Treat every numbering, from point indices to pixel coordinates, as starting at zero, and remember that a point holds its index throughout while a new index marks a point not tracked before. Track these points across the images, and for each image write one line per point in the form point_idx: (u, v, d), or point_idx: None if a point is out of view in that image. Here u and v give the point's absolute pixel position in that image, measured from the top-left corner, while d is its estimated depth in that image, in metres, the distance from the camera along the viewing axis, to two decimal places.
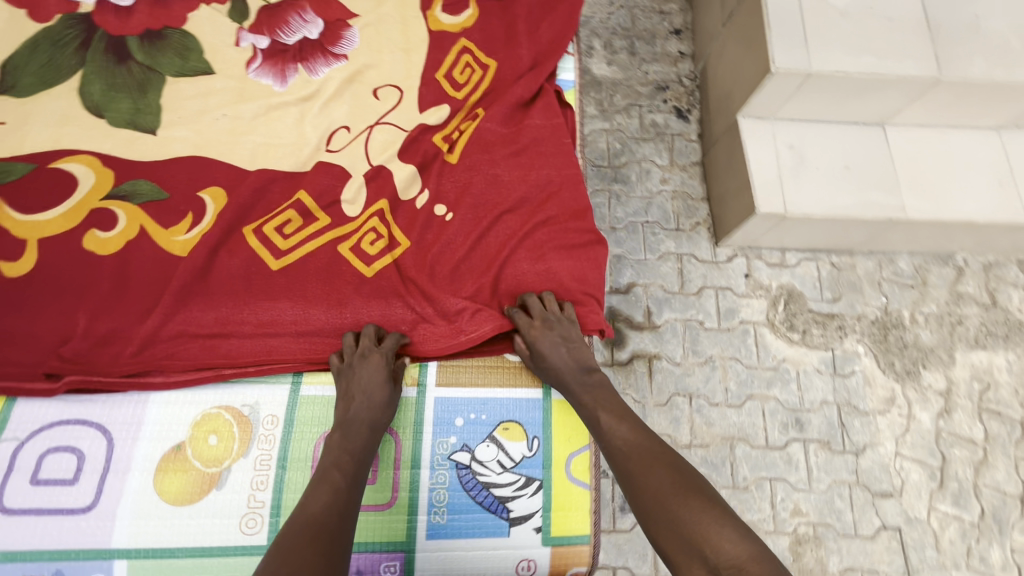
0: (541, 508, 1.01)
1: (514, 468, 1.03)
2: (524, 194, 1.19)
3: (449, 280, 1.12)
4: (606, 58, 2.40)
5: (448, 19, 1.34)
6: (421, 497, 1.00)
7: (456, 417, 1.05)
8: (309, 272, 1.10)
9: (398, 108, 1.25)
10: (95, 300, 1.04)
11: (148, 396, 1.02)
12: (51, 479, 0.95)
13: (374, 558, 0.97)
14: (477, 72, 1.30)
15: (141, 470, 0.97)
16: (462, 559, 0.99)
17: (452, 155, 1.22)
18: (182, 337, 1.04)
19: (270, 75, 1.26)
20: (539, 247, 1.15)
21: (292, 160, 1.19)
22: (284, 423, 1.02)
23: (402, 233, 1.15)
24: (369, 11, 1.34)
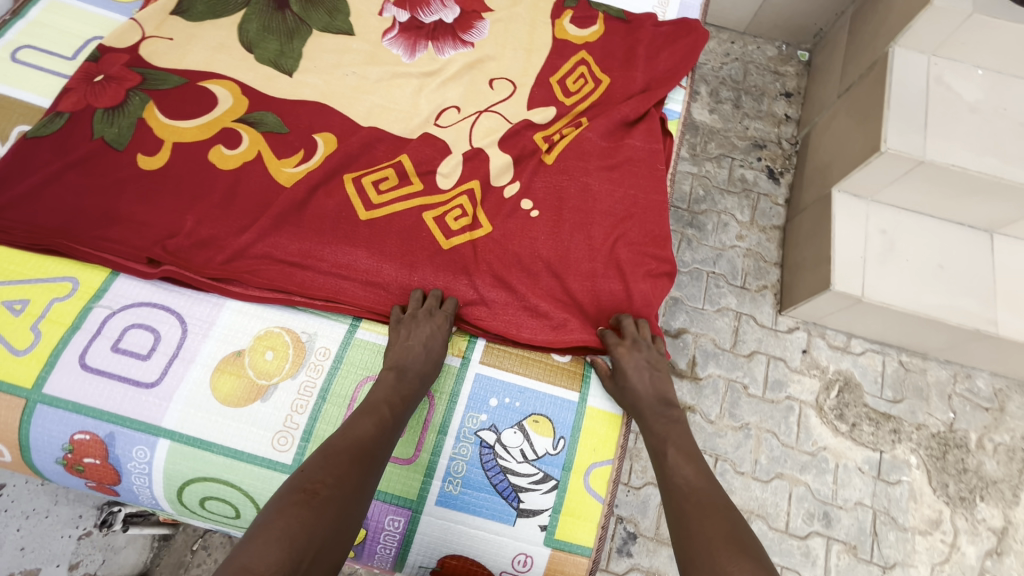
0: (550, 509, 1.01)
1: (534, 462, 1.02)
2: (607, 208, 1.21)
3: (517, 270, 1.15)
4: (709, 105, 2.41)
5: (574, 31, 1.40)
6: (439, 464, 1.02)
7: (491, 396, 1.07)
8: (391, 230, 1.16)
9: (509, 102, 1.31)
10: (204, 207, 1.14)
11: (225, 301, 1.10)
12: (129, 351, 1.04)
13: (387, 509, 1.01)
14: (590, 85, 1.34)
15: (202, 364, 1.05)
16: (465, 535, 1.00)
17: (549, 155, 1.26)
18: (266, 259, 1.12)
19: (401, 49, 1.35)
20: (610, 263, 1.16)
21: (402, 126, 1.27)
22: (335, 357, 1.07)
23: (486, 217, 1.19)
24: (502, 9, 1.41)
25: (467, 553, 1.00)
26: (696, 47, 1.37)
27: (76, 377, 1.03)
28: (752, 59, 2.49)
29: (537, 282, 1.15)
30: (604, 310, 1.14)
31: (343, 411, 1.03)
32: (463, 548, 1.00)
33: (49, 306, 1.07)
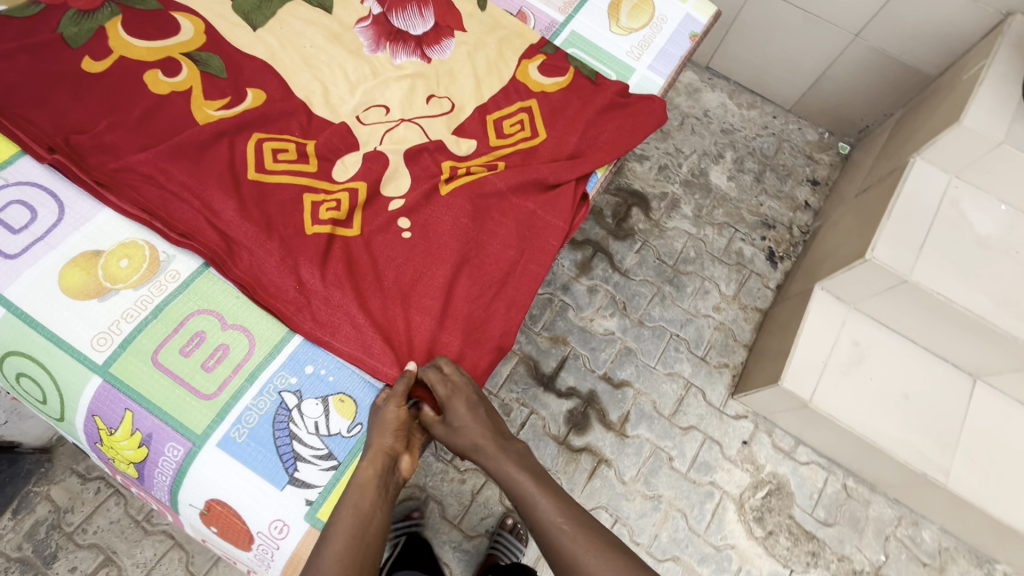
0: (324, 486, 0.79)
1: (323, 438, 0.81)
2: (482, 264, 0.93)
3: (355, 299, 0.86)
4: (730, 171, 2.31)
5: (544, 75, 1.06)
6: (232, 410, 0.80)
7: (314, 362, 0.84)
8: (267, 205, 0.90)
9: (440, 122, 1.00)
10: (63, 65, 0.94)
11: (50, 176, 0.88)
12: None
13: (167, 438, 0.79)
14: (526, 129, 1.02)
15: (18, 247, 0.83)
16: (227, 489, 0.78)
17: (448, 182, 0.95)
18: (112, 150, 0.89)
19: (361, 38, 1.05)
20: (457, 346, 0.87)
21: (324, 108, 0.98)
22: (185, 284, 0.85)
23: (361, 218, 0.91)
24: (489, 19, 1.10)
25: (226, 505, 0.79)
26: (678, 68, 1.17)
27: None
28: (788, 137, 2.37)
29: (368, 327, 0.85)
30: (465, 334, 0.88)
31: (175, 340, 0.81)
32: (225, 500, 0.78)
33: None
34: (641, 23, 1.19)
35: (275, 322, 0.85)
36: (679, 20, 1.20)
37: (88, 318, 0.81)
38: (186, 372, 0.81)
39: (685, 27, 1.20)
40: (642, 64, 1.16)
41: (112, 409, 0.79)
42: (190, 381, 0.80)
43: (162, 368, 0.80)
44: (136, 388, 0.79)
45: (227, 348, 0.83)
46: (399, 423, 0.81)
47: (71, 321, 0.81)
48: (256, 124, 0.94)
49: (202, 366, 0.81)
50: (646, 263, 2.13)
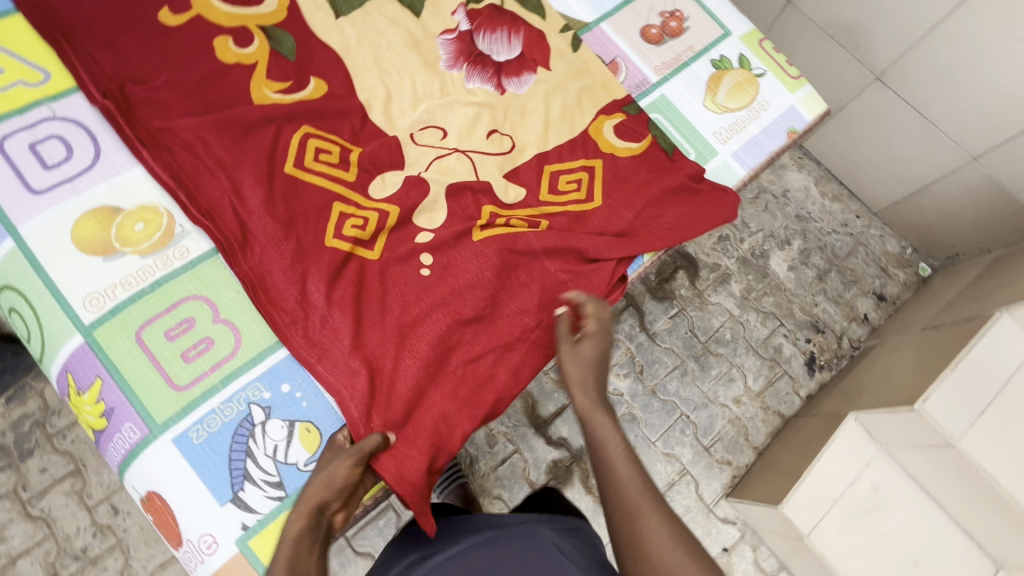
0: (264, 514, 0.75)
1: (278, 464, 0.77)
2: (494, 324, 0.86)
3: (352, 330, 0.80)
4: (793, 259, 2.07)
5: (619, 137, 0.98)
6: (197, 409, 0.77)
7: (291, 382, 0.80)
8: (292, 203, 0.85)
9: (494, 162, 0.93)
10: (142, 10, 0.92)
11: (98, 120, 0.86)
12: (28, 156, 0.82)
13: (126, 417, 0.76)
14: (581, 194, 0.94)
15: (45, 183, 0.82)
16: (169, 487, 0.75)
17: (484, 230, 0.88)
18: (163, 109, 0.87)
19: (439, 51, 0.99)
20: (445, 405, 0.80)
21: (382, 116, 0.93)
22: (190, 265, 0.82)
23: (383, 243, 0.86)
24: (577, 62, 1.02)
25: (164, 502, 0.75)
26: (764, 163, 1.07)
27: None
28: (868, 242, 2.09)
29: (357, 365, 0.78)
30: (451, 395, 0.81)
31: (162, 321, 0.79)
32: (164, 498, 0.75)
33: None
34: (739, 104, 1.09)
35: (266, 328, 0.81)
36: (781, 110, 1.11)
37: (87, 273, 0.79)
38: (165, 356, 0.78)
39: (785, 120, 1.10)
40: (727, 149, 1.07)
41: (85, 371, 0.77)
42: (165, 366, 0.78)
43: (142, 345, 0.78)
44: (112, 359, 0.77)
45: (210, 342, 0.79)
46: (349, 479, 0.73)
47: (71, 272, 0.79)
48: (309, 118, 0.90)
49: (181, 354, 0.78)
50: (675, 331, 1.97)
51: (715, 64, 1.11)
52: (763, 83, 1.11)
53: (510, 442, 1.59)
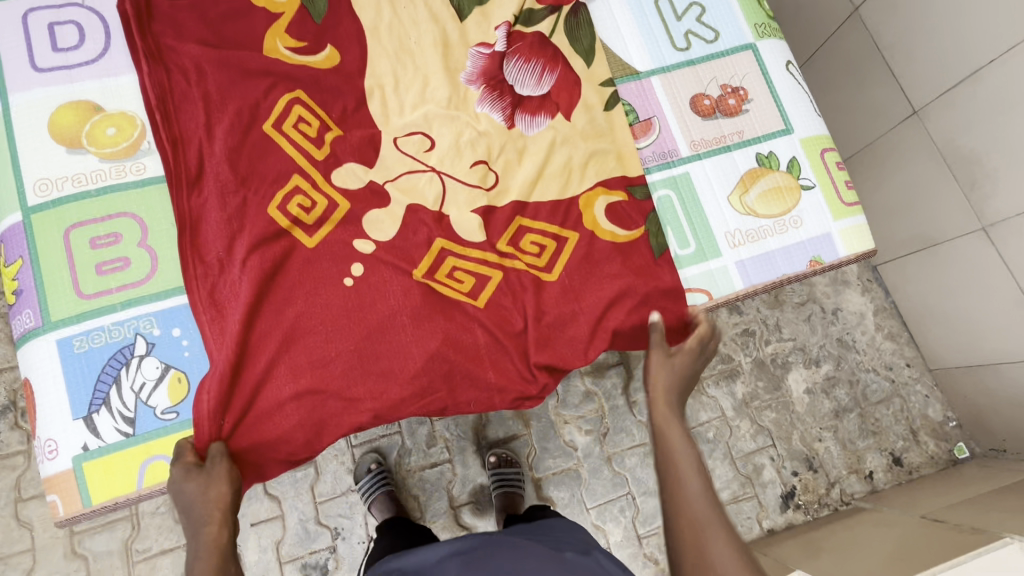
0: (109, 443, 0.76)
1: (139, 402, 0.77)
2: (383, 360, 0.80)
3: (249, 310, 0.78)
4: (817, 378, 1.65)
5: (608, 216, 0.92)
6: (89, 320, 0.78)
7: (183, 330, 0.79)
8: (254, 160, 0.84)
9: (468, 194, 0.89)
10: None
11: (119, 19, 0.88)
12: (43, 34, 0.86)
13: (30, 303, 0.79)
14: (541, 262, 0.88)
15: (49, 63, 0.85)
16: (38, 383, 0.77)
17: (424, 275, 0.84)
18: (179, 30, 0.88)
19: (467, 62, 0.95)
20: (299, 430, 0.78)
21: (379, 107, 0.91)
22: (140, 183, 0.83)
23: (324, 232, 0.83)
24: (602, 122, 0.96)
25: (31, 394, 0.78)
26: (766, 286, 0.95)
27: None
28: (907, 396, 1.67)
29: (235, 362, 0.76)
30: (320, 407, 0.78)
31: (93, 227, 0.80)
32: (32, 390, 0.77)
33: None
34: (767, 212, 0.97)
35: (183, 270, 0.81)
36: (813, 234, 0.97)
37: (49, 158, 0.82)
38: (80, 259, 0.79)
39: (813, 246, 0.96)
40: (731, 254, 0.95)
41: (14, 246, 0.80)
42: (77, 269, 0.79)
43: (66, 242, 0.79)
44: (36, 245, 0.79)
45: (126, 262, 0.80)
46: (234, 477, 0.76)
47: (36, 152, 0.82)
48: (307, 87, 0.88)
49: (97, 263, 0.79)
50: None
51: (760, 159, 0.99)
52: (805, 197, 0.98)
53: (447, 450, 1.39)
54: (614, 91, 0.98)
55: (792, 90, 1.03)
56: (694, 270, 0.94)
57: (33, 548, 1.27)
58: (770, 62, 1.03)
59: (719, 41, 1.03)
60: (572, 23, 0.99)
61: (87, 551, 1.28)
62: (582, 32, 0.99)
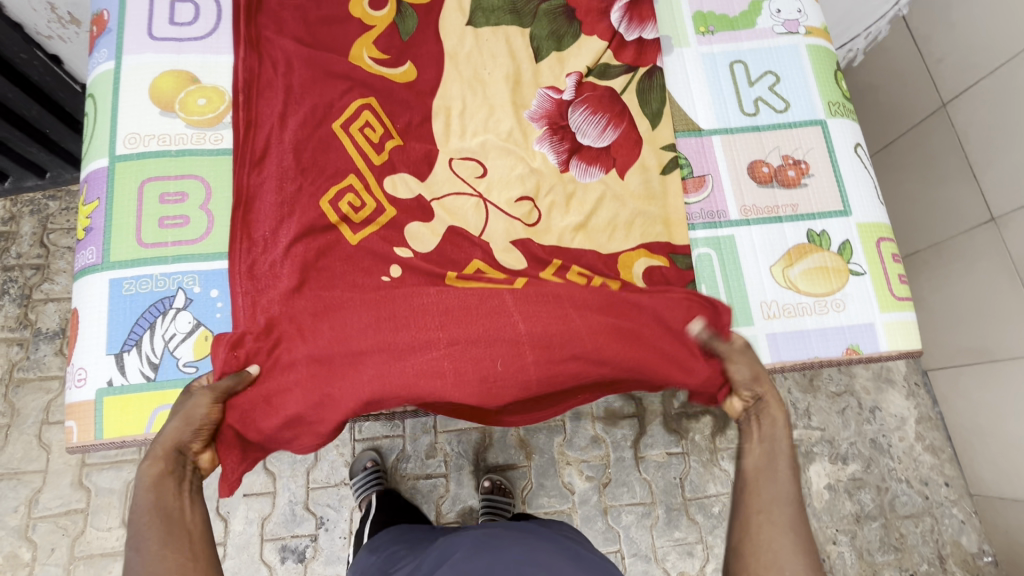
0: (131, 384, 0.80)
1: (165, 351, 0.81)
2: (397, 339, 0.73)
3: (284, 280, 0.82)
4: (841, 477, 1.54)
5: (646, 278, 0.92)
6: (141, 267, 0.84)
7: (219, 294, 0.84)
8: (318, 154, 0.90)
9: (507, 224, 0.92)
10: None
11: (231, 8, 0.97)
12: (166, 10, 0.95)
13: (96, 241, 0.86)
14: (593, 288, 0.88)
15: (163, 34, 0.94)
16: (85, 315, 0.83)
17: (456, 280, 0.85)
18: (279, 25, 0.96)
19: (533, 100, 0.99)
20: (294, 387, 0.73)
21: (442, 127, 0.96)
22: (213, 154, 0.90)
23: (366, 233, 0.88)
24: (657, 185, 0.97)
25: (77, 324, 0.84)
26: (795, 366, 0.92)
27: None
28: (939, 518, 1.54)
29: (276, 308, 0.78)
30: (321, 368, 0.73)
31: (166, 184, 0.87)
32: (79, 319, 0.84)
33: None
34: (809, 290, 0.94)
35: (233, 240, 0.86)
36: (855, 322, 0.93)
37: (143, 117, 0.90)
38: (148, 210, 0.86)
39: (853, 333, 0.92)
40: (765, 325, 0.92)
41: (95, 189, 0.88)
42: (144, 219, 0.86)
43: (140, 192, 0.87)
44: (114, 191, 0.87)
45: (186, 221, 0.86)
46: (203, 420, 0.69)
47: (133, 110, 0.90)
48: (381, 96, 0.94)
49: (160, 217, 0.86)
50: (662, 469, 1.44)
51: (811, 236, 0.96)
52: (853, 282, 0.94)
53: (444, 465, 1.39)
54: (673, 156, 0.99)
55: (857, 172, 1.01)
56: None
57: (45, 470, 1.35)
58: (838, 141, 1.02)
59: (789, 113, 1.03)
60: (645, 85, 1.01)
61: (92, 484, 1.34)
62: (653, 96, 1.01)
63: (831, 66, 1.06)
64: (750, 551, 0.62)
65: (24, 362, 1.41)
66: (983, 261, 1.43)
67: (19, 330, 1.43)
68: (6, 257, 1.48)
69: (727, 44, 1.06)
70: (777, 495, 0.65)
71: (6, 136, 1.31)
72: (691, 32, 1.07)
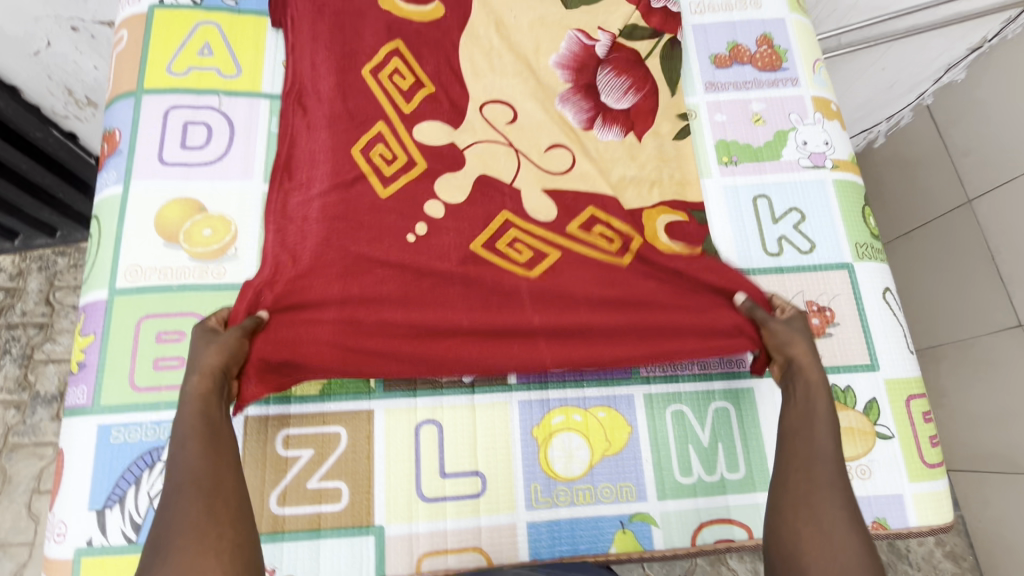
0: (112, 544, 0.76)
1: (149, 509, 0.77)
2: (417, 323, 0.80)
3: (321, 164, 0.88)
4: None
5: (669, 231, 0.93)
6: (131, 413, 0.80)
7: None
8: (354, 214, 0.85)
9: (537, 173, 0.93)
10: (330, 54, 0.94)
11: (247, 129, 0.96)
12: (178, 130, 0.94)
13: (89, 379, 0.82)
14: (608, 250, 0.89)
15: (176, 155, 0.92)
16: (70, 463, 0.79)
17: (482, 247, 0.87)
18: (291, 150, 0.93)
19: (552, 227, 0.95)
20: (328, 318, 0.78)
21: (468, 65, 0.98)
22: (215, 289, 0.87)
23: (397, 184, 0.88)
24: (670, 149, 1.00)
25: (61, 470, 0.80)
26: None
27: (139, 37, 0.98)
28: None
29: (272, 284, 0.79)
30: (336, 322, 0.78)
31: (162, 321, 0.85)
32: (63, 465, 0.80)
33: (200, 25, 1.00)
34: None
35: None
36: (882, 492, 0.87)
37: (150, 246, 0.88)
38: (142, 351, 0.83)
39: (879, 507, 0.86)
40: None
41: (92, 319, 0.85)
42: (137, 360, 0.83)
43: (137, 330, 0.84)
44: (111, 327, 0.84)
45: (179, 365, 0.83)
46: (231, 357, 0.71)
47: (140, 237, 0.88)
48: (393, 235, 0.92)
49: (155, 360, 0.83)
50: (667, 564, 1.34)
51: (834, 392, 0.91)
52: (880, 447, 0.89)
53: None
54: (686, 124, 1.02)
55: (885, 320, 0.96)
56: (738, 501, 0.86)
57: (33, 542, 1.26)
58: (866, 286, 0.97)
59: (814, 254, 0.98)
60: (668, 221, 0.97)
61: None
62: None
63: (858, 202, 1.03)
64: (785, 510, 0.67)
65: (19, 427, 1.32)
66: (1012, 368, 1.33)
67: (17, 393, 1.35)
68: (10, 313, 1.40)
69: (752, 176, 1.03)
70: (813, 454, 0.70)
71: (16, 201, 1.24)
72: (714, 161, 1.03)
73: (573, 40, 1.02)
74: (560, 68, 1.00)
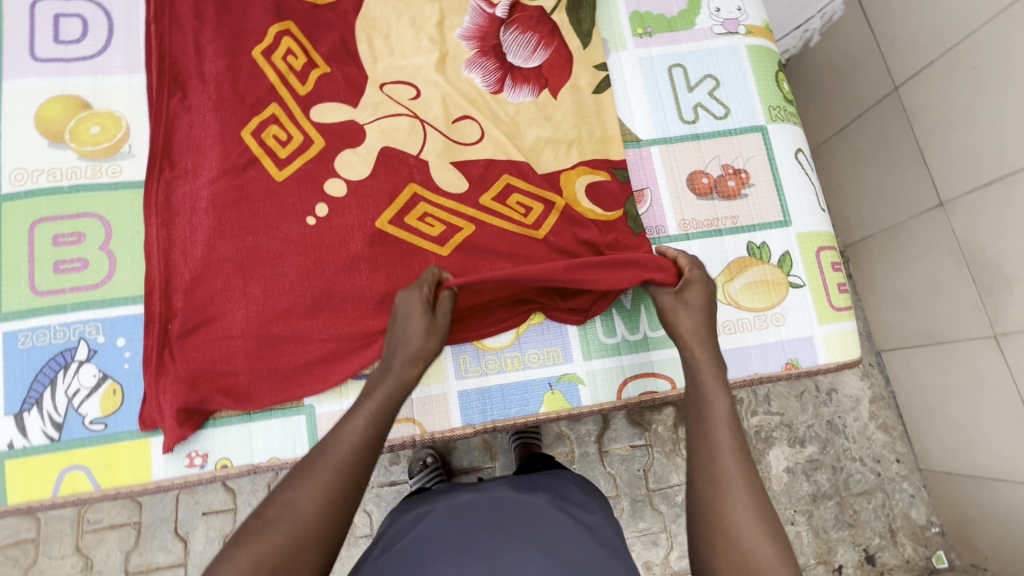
0: (35, 446, 0.75)
1: (70, 408, 0.76)
2: (333, 297, 0.81)
3: (208, 151, 0.84)
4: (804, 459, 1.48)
5: (589, 195, 0.92)
6: (37, 317, 0.78)
7: (122, 340, 0.78)
8: (250, 202, 0.82)
9: (445, 144, 0.90)
10: None
11: (127, 21, 0.89)
12: (48, 24, 0.86)
13: None
14: (521, 223, 0.88)
15: (50, 52, 0.85)
16: None
17: (390, 223, 0.85)
18: (180, 42, 0.88)
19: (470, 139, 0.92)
20: (241, 302, 0.79)
21: (366, 49, 0.92)
22: (110, 186, 0.83)
23: (293, 167, 0.85)
24: (590, 104, 0.96)
25: None
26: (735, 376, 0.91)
27: None
28: (890, 493, 1.49)
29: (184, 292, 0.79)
30: (245, 307, 0.79)
31: (57, 224, 0.80)
32: None
33: None
34: (749, 304, 0.92)
35: (138, 278, 0.80)
36: (794, 335, 0.93)
37: (35, 150, 0.82)
38: (38, 255, 0.79)
39: (792, 347, 0.92)
40: None
41: None
42: (35, 265, 0.79)
43: (30, 235, 0.80)
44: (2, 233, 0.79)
45: (82, 266, 0.80)
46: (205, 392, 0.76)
47: (23, 141, 0.82)
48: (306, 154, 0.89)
49: (54, 263, 0.79)
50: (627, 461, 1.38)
51: (750, 248, 0.95)
52: (793, 295, 0.94)
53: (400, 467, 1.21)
54: (607, 76, 0.98)
55: (797, 177, 0.99)
56: (661, 354, 0.90)
57: None
58: (778, 147, 0.99)
59: (729, 118, 0.99)
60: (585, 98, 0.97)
61: None
62: (590, 109, 0.96)
63: (772, 66, 1.03)
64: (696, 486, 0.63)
65: None
66: (928, 245, 1.38)
67: None
68: None
69: (667, 46, 1.02)
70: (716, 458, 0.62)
71: None
72: (628, 33, 1.02)
73: (476, 12, 0.97)
74: (465, 41, 0.95)
